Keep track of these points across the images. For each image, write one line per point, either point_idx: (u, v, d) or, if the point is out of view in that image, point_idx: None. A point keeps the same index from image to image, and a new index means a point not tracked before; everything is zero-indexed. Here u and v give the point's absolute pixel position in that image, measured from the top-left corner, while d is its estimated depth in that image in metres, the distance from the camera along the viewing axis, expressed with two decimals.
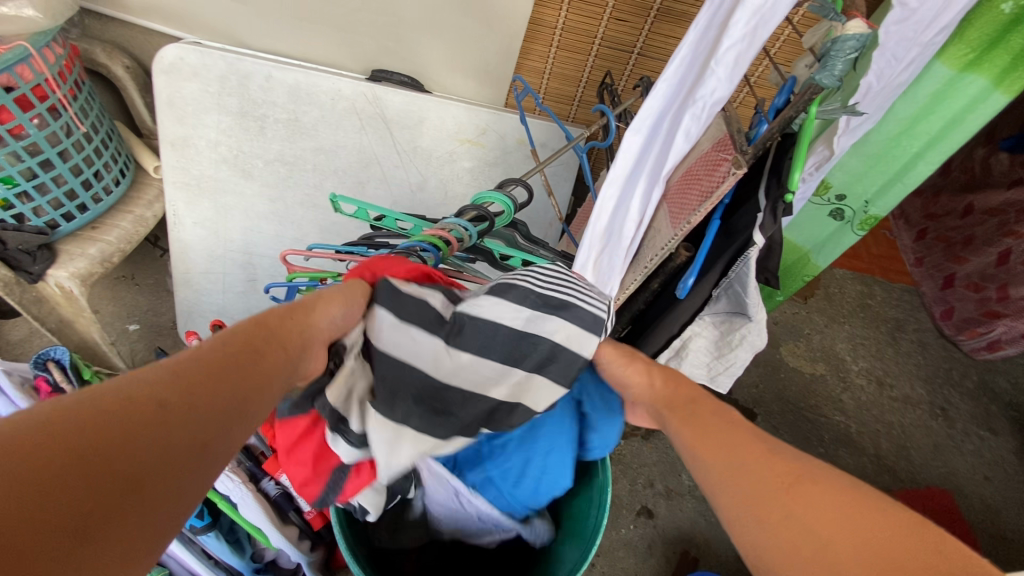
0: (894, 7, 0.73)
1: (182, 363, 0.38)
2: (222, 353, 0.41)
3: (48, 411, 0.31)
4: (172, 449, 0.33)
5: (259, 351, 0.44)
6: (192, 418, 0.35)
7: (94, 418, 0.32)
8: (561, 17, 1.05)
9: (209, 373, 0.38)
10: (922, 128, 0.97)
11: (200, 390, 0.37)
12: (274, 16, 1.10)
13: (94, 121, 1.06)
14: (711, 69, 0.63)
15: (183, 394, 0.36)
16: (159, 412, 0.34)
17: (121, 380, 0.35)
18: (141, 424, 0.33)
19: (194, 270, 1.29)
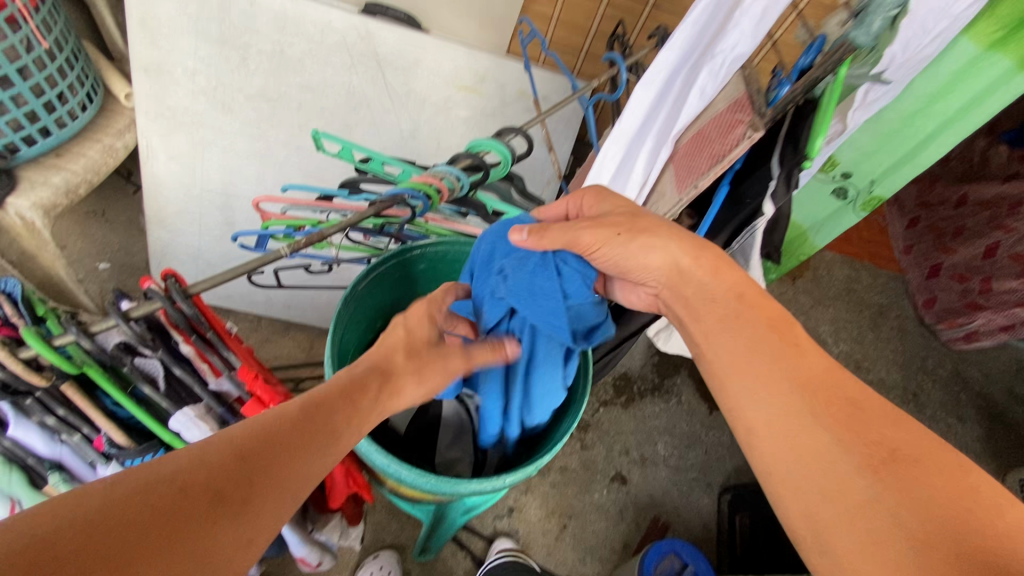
0: None
1: (241, 445, 0.46)
2: (280, 433, 0.49)
3: (111, 496, 0.38)
4: (217, 539, 0.41)
5: (314, 429, 0.51)
6: (236, 508, 0.43)
7: (160, 498, 0.40)
8: None
9: (264, 458, 0.46)
10: (940, 107, 0.93)
11: (252, 480, 0.45)
12: None
13: (58, 38, 0.96)
14: (735, 22, 0.60)
15: (233, 482, 0.44)
16: (213, 501, 0.42)
17: (180, 463, 0.43)
18: (201, 508, 0.41)
19: (169, 208, 1.23)
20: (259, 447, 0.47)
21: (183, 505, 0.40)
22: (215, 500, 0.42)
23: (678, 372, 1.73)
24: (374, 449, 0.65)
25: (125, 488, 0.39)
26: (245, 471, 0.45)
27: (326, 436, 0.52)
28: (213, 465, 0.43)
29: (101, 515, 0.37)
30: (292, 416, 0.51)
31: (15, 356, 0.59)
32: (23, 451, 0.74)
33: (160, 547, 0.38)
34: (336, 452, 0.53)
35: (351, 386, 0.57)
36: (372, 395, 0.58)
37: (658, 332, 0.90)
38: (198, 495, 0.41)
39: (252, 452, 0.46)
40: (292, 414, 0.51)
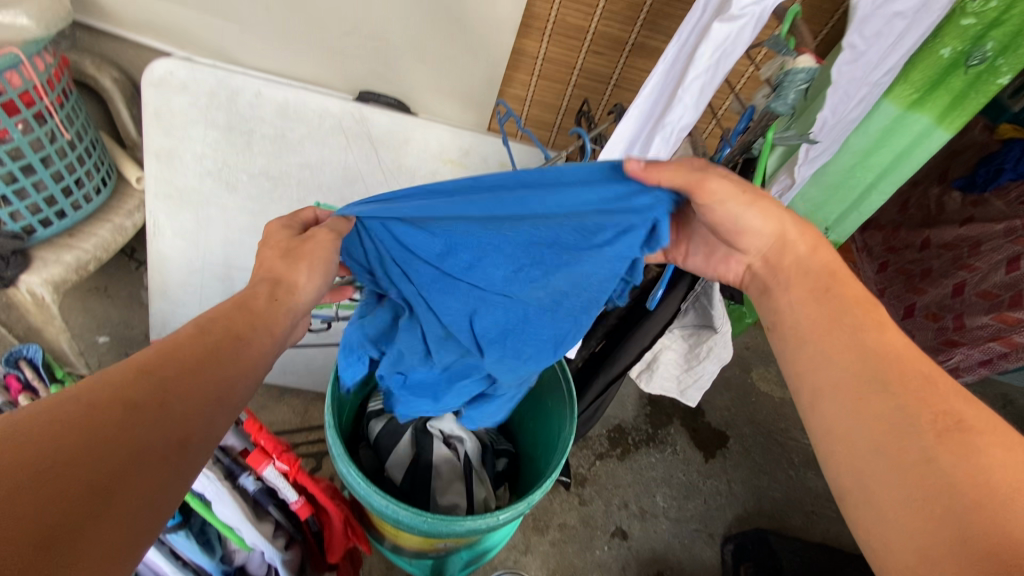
0: (843, 49, 0.79)
1: (147, 363, 0.43)
2: (187, 351, 0.47)
3: (0, 428, 0.34)
4: (149, 443, 0.39)
5: (218, 338, 0.50)
6: (154, 413, 0.41)
7: (65, 417, 0.36)
8: (541, 50, 1.10)
9: (173, 369, 0.44)
10: (876, 160, 1.04)
11: (167, 386, 0.43)
12: (266, 37, 1.13)
13: (79, 130, 1.06)
14: (679, 97, 0.69)
15: (144, 392, 0.41)
16: (133, 413, 0.40)
17: (78, 387, 0.39)
18: (121, 422, 0.39)
19: (172, 281, 1.29)
20: (174, 369, 0.44)
21: (98, 423, 0.37)
22: (129, 409, 0.39)
23: (672, 422, 1.75)
24: (372, 490, 0.68)
25: (18, 419, 0.35)
26: (165, 388, 0.43)
27: (232, 342, 0.51)
28: (124, 382, 0.41)
29: (3, 445, 0.33)
30: (188, 334, 0.48)
31: None
32: None
33: (80, 457, 0.35)
34: (247, 358, 0.51)
35: (242, 302, 0.55)
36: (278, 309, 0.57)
37: (640, 373, 0.96)
38: (109, 406, 0.39)
39: (158, 364, 0.44)
40: (188, 333, 0.49)
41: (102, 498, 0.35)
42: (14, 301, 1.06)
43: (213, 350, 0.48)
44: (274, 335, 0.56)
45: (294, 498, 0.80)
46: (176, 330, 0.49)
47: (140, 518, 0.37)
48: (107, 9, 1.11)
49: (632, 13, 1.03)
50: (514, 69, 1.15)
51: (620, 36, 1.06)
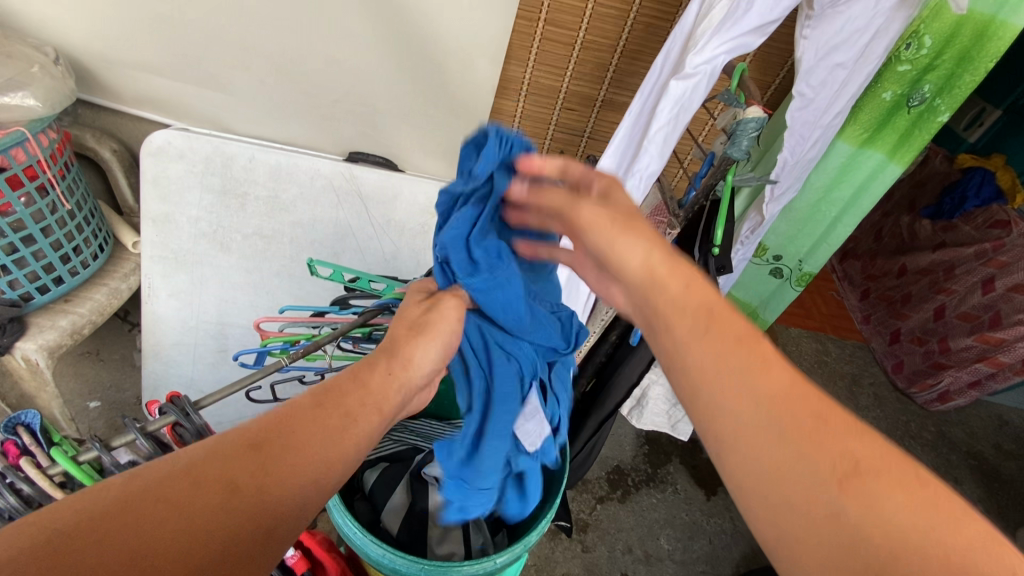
0: (794, 97, 0.86)
1: (255, 436, 0.42)
2: (298, 421, 0.45)
3: (122, 491, 0.36)
4: (243, 526, 0.38)
5: (330, 412, 0.47)
6: (252, 498, 0.39)
7: (167, 492, 0.37)
8: (518, 107, 1.18)
9: (282, 446, 0.43)
10: (838, 194, 1.10)
11: (268, 471, 0.41)
12: (260, 107, 1.21)
13: (79, 199, 1.10)
14: (645, 147, 0.75)
15: (248, 470, 0.40)
16: (229, 490, 0.39)
17: (192, 452, 0.40)
18: (214, 499, 0.38)
19: (165, 342, 1.30)
20: (275, 439, 0.43)
21: (196, 496, 0.37)
22: (232, 490, 0.39)
23: (671, 460, 1.74)
24: (369, 539, 0.69)
25: (138, 483, 0.37)
26: (267, 462, 0.41)
27: (338, 420, 0.47)
28: (228, 454, 0.40)
29: (102, 515, 0.34)
30: (306, 402, 0.47)
31: (44, 472, 0.65)
32: None
33: (169, 540, 0.35)
34: (357, 435, 0.48)
35: (359, 368, 0.52)
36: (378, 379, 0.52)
37: (631, 410, 0.99)
38: (211, 486, 0.38)
39: (269, 437, 0.42)
40: (304, 402, 0.47)
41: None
42: (8, 368, 1.07)
43: (324, 421, 0.46)
44: (386, 413, 0.51)
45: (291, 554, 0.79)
46: (296, 396, 0.48)
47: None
48: (109, 87, 1.17)
49: (600, 72, 1.11)
50: (494, 127, 1.22)
51: (591, 93, 1.15)
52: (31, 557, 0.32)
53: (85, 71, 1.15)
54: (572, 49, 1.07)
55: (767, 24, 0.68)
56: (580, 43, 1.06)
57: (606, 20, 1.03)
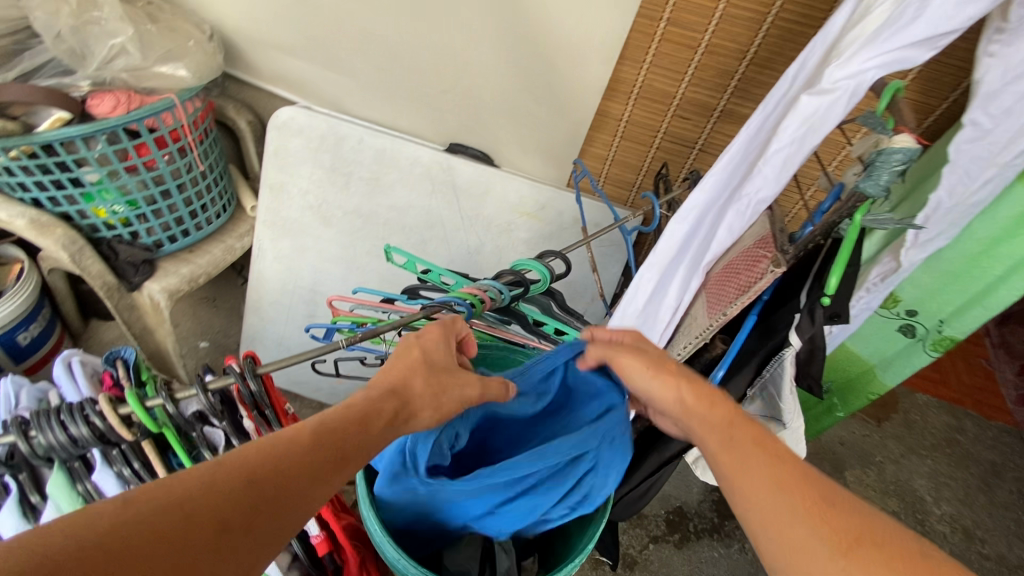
0: (965, 126, 0.71)
1: (249, 467, 0.46)
2: (290, 458, 0.49)
3: (114, 521, 0.39)
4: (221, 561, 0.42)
5: (325, 452, 0.51)
6: (237, 538, 0.43)
7: (159, 519, 0.40)
8: (626, 112, 1.11)
9: (272, 483, 0.47)
10: (1005, 251, 0.90)
11: (255, 510, 0.45)
12: (375, 92, 1.25)
13: (211, 163, 1.23)
14: (759, 169, 0.67)
15: (239, 509, 0.44)
16: (215, 530, 0.42)
17: (187, 478, 0.43)
18: (198, 536, 0.41)
19: (265, 299, 1.42)
20: (269, 472, 0.47)
21: (186, 526, 0.41)
22: (220, 530, 0.42)
23: None
24: (387, 541, 0.69)
25: (129, 512, 0.39)
26: (257, 497, 0.45)
27: (333, 460, 0.52)
28: (221, 483, 0.44)
29: (97, 545, 0.37)
30: (306, 441, 0.50)
31: (115, 408, 0.55)
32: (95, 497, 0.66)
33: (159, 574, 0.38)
34: (343, 465, 0.53)
35: (367, 412, 0.57)
36: (387, 417, 0.58)
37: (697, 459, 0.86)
38: (201, 528, 0.41)
39: (263, 474, 0.46)
40: (304, 442, 0.50)
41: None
42: (138, 304, 1.22)
43: (318, 460, 0.50)
44: (377, 432, 0.57)
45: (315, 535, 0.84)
46: (298, 435, 0.51)
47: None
48: (251, 63, 1.29)
49: (722, 81, 1.00)
50: (596, 130, 1.16)
51: (708, 102, 1.04)
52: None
53: (233, 48, 1.27)
54: (694, 53, 0.98)
55: (941, 35, 0.56)
56: (705, 46, 0.96)
57: (739, 22, 0.92)
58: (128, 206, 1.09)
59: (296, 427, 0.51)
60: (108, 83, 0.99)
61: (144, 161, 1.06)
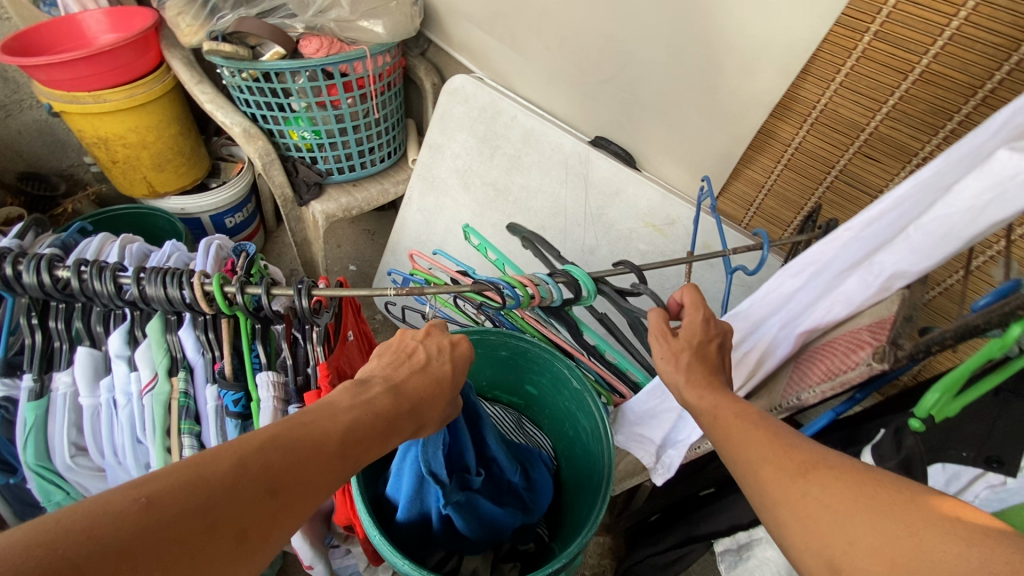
0: None
1: (273, 466, 0.43)
2: (314, 465, 0.46)
3: (142, 522, 0.35)
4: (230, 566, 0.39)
5: (347, 460, 0.49)
6: (254, 547, 0.40)
7: (181, 510, 0.37)
8: (797, 136, 0.93)
9: (295, 494, 0.44)
10: None
11: (275, 517, 0.42)
12: (540, 73, 1.27)
13: (387, 113, 1.38)
14: (905, 234, 0.50)
15: (260, 519, 0.41)
16: (234, 534, 0.39)
17: (215, 470, 0.40)
18: (217, 537, 0.38)
19: (401, 244, 1.56)
20: (292, 475, 0.44)
21: (205, 523, 0.38)
22: (240, 534, 0.39)
23: None
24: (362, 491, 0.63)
25: (153, 515, 0.36)
26: (279, 500, 0.42)
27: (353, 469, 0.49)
28: (246, 481, 0.41)
29: (127, 545, 0.34)
30: (331, 448, 0.48)
31: (201, 284, 0.64)
32: (176, 348, 0.69)
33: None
34: (359, 461, 0.50)
35: (393, 422, 0.55)
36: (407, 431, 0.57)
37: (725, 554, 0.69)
38: (222, 534, 0.38)
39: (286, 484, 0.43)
40: (329, 452, 0.47)
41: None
42: (304, 219, 1.44)
43: (338, 467, 0.48)
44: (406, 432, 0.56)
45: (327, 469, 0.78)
46: (325, 439, 0.47)
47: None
48: (445, 30, 1.41)
49: (936, 121, 0.77)
50: (757, 150, 1.00)
51: (909, 145, 0.81)
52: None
53: (434, 15, 1.40)
54: (903, 79, 0.77)
55: None
56: (919, 72, 0.75)
57: (978, 46, 0.69)
58: (314, 134, 1.30)
59: (326, 431, 0.48)
60: (319, 28, 1.17)
61: (331, 99, 1.24)
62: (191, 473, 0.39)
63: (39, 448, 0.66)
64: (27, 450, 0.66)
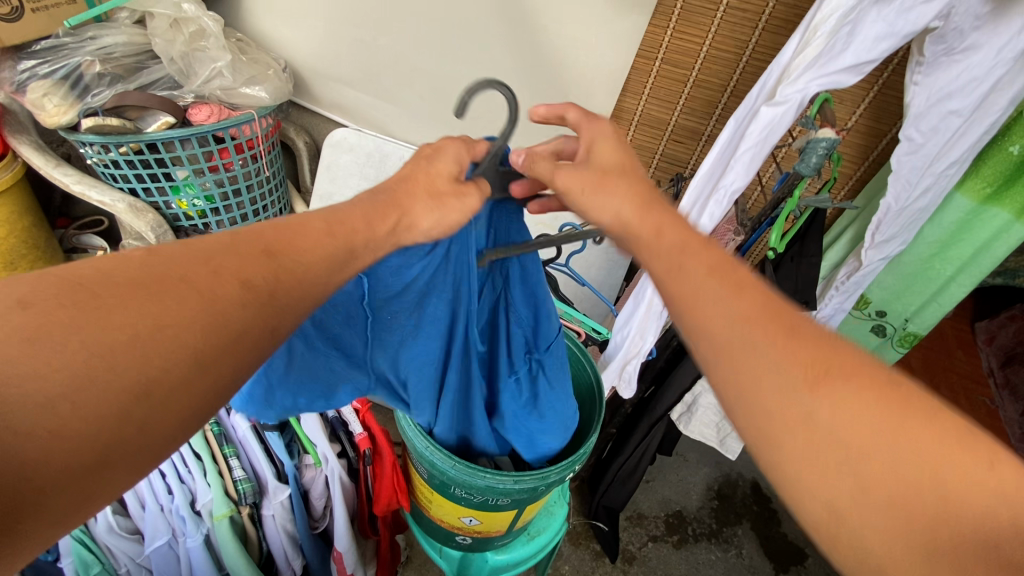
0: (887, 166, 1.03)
1: (265, 242, 0.46)
2: (309, 242, 0.48)
3: (145, 264, 0.39)
4: (235, 321, 0.41)
5: (335, 238, 0.50)
6: (265, 302, 0.43)
7: (173, 264, 0.40)
8: (628, 136, 1.30)
9: (293, 262, 0.46)
10: (955, 252, 1.01)
11: (280, 278, 0.45)
12: (416, 118, 1.47)
13: (275, 171, 1.44)
14: (732, 165, 0.81)
15: (261, 273, 0.44)
16: (237, 295, 0.41)
17: (209, 242, 0.43)
18: (222, 296, 0.41)
19: None
20: (286, 251, 0.46)
21: (195, 278, 0.40)
22: (245, 288, 0.42)
23: (740, 522, 1.57)
24: (418, 433, 0.79)
25: (154, 261, 0.40)
26: (279, 275, 0.45)
27: (341, 254, 0.50)
28: (238, 255, 0.43)
29: (131, 280, 0.38)
30: (317, 231, 0.49)
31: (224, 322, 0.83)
32: None
33: (197, 329, 0.39)
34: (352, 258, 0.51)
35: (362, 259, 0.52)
36: (389, 223, 0.54)
37: (681, 416, 1.08)
38: (227, 281, 0.41)
39: (281, 247, 0.46)
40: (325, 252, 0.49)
41: (194, 369, 0.39)
42: None
43: (328, 259, 0.49)
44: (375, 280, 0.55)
45: (359, 433, 0.94)
46: (309, 223, 0.50)
47: (219, 398, 0.42)
48: (312, 92, 1.54)
49: (709, 109, 1.20)
50: None
51: (698, 128, 1.23)
52: (75, 302, 0.36)
53: (300, 79, 1.52)
54: (685, 86, 1.18)
55: (864, 64, 0.72)
56: (693, 81, 1.16)
57: (721, 60, 1.12)
58: (205, 200, 1.29)
59: (304, 221, 0.49)
60: (207, 97, 1.22)
61: (224, 163, 1.26)
62: (185, 241, 0.43)
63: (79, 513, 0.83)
64: None
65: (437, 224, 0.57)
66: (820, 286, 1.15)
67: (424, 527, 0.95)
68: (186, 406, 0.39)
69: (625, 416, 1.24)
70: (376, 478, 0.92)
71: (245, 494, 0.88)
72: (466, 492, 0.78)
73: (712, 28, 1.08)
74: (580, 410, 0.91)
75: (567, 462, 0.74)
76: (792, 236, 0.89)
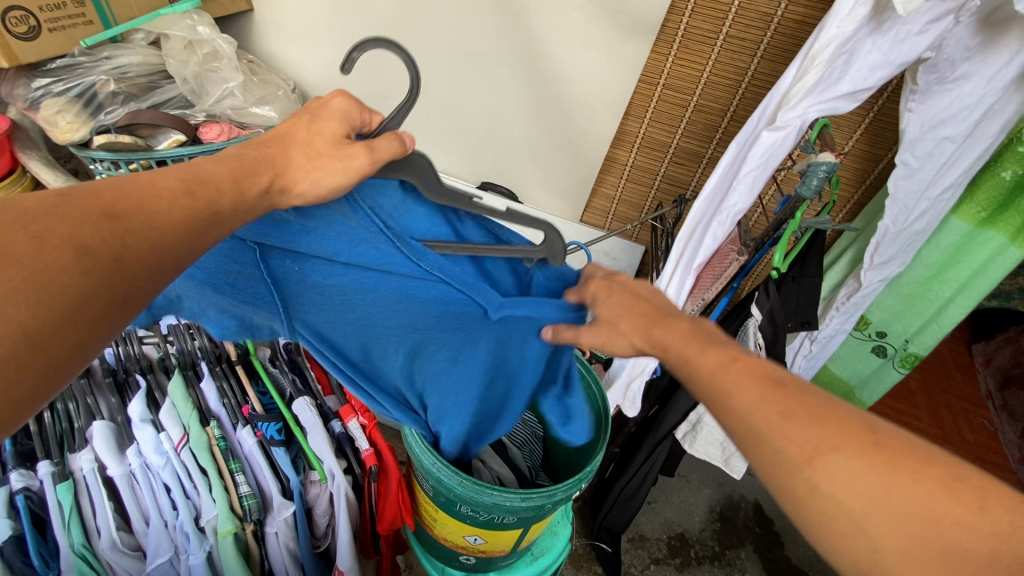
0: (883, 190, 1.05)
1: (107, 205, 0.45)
2: (164, 214, 0.47)
3: None
4: (58, 293, 0.41)
5: (199, 200, 0.48)
6: (104, 271, 0.43)
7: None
8: (630, 158, 1.33)
9: (141, 221, 0.45)
10: (953, 274, 1.03)
11: (124, 242, 0.44)
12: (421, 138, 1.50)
13: None
14: (734, 187, 0.83)
15: (103, 238, 0.43)
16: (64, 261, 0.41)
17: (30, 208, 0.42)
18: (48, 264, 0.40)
19: None
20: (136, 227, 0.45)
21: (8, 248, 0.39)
22: (80, 254, 0.42)
23: (743, 545, 1.55)
24: (425, 450, 0.79)
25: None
26: (120, 243, 0.44)
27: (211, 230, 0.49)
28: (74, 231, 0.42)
29: None
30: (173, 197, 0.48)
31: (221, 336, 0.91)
32: (201, 401, 0.98)
33: (21, 302, 0.39)
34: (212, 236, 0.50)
35: None
36: (260, 184, 0.51)
37: (685, 435, 1.09)
38: (55, 247, 0.41)
39: (122, 208, 0.45)
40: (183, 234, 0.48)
41: (20, 348, 0.39)
42: None
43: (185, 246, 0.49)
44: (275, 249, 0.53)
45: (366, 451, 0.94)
46: (162, 181, 0.48)
47: (65, 369, 0.42)
48: None
49: (709, 133, 1.23)
50: (606, 173, 1.38)
51: (699, 151, 1.26)
52: None
53: (309, 100, 1.55)
54: (686, 111, 1.21)
55: (862, 91, 0.75)
56: (694, 105, 1.20)
57: (722, 86, 1.15)
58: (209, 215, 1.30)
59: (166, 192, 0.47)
60: (217, 116, 1.24)
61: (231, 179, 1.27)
62: (25, 200, 0.42)
63: (79, 528, 0.83)
64: (72, 533, 0.82)
65: (314, 186, 0.53)
66: (821, 307, 1.16)
67: (427, 546, 0.94)
68: (8, 386, 0.39)
69: (628, 436, 1.25)
70: (381, 495, 0.92)
71: (250, 510, 0.88)
72: (469, 509, 0.78)
73: (712, 55, 1.11)
74: (587, 425, 0.92)
75: (575, 481, 0.74)
76: (795, 258, 0.91)
